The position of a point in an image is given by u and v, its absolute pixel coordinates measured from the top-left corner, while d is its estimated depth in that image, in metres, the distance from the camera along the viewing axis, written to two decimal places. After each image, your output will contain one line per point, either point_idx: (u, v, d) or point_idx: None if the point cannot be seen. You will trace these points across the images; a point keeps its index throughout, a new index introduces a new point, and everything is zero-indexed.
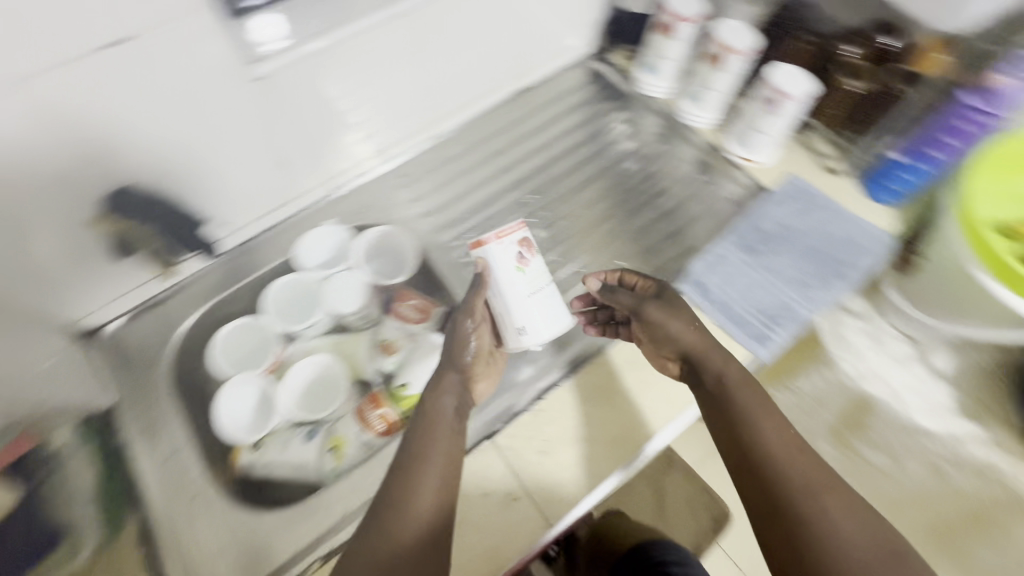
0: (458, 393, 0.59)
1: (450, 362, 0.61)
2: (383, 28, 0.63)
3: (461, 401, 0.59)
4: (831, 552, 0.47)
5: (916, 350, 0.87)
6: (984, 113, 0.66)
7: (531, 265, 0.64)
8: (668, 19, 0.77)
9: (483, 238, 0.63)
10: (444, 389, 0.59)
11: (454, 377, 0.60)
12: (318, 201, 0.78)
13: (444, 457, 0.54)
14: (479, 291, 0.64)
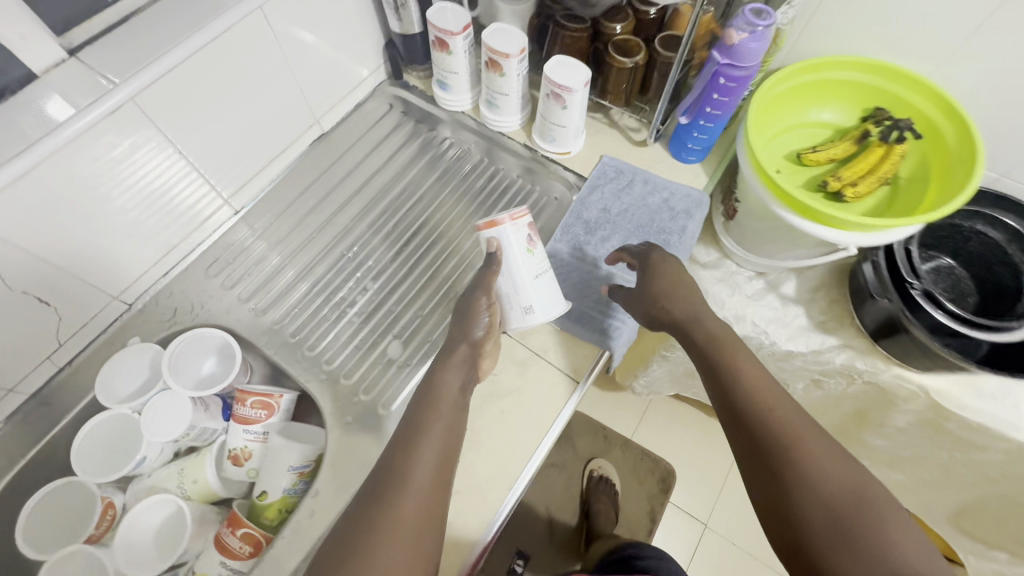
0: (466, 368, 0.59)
1: (462, 333, 0.61)
2: (129, 118, 0.56)
3: (467, 378, 0.59)
4: (806, 479, 0.46)
5: (766, 282, 0.93)
6: (735, 74, 0.62)
7: (538, 249, 0.66)
8: (438, 35, 0.72)
9: (497, 219, 0.64)
10: (450, 369, 0.58)
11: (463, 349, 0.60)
12: (123, 314, 0.69)
13: (440, 437, 0.53)
14: (494, 271, 0.64)
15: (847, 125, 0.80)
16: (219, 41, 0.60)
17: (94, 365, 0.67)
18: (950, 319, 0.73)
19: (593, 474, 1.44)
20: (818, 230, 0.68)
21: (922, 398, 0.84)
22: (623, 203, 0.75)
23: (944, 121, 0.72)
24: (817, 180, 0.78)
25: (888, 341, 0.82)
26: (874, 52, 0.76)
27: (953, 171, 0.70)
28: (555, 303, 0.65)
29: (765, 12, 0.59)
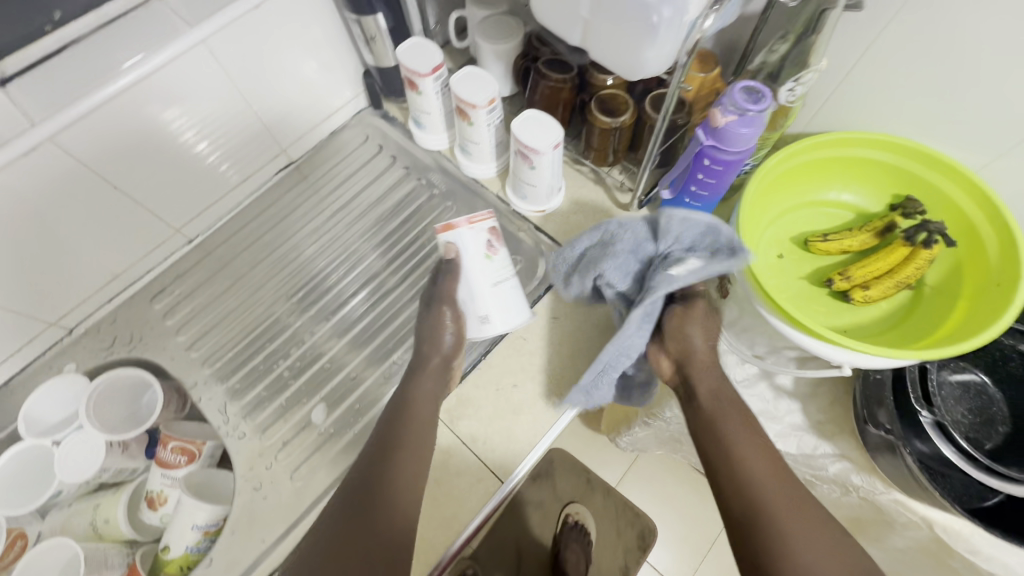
0: (437, 381, 0.60)
1: (433, 347, 0.61)
2: (53, 160, 0.55)
3: (439, 385, 0.60)
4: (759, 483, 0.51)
5: (760, 368, 0.82)
6: (722, 157, 0.56)
7: (498, 254, 0.64)
8: (407, 75, 0.68)
9: (454, 223, 0.63)
10: (423, 377, 0.59)
11: (433, 360, 0.60)
12: (63, 338, 0.70)
13: (420, 431, 0.55)
14: (450, 281, 0.62)
15: (873, 210, 0.71)
16: (151, 80, 0.58)
17: (32, 386, 0.68)
18: (958, 456, 0.64)
19: (568, 517, 1.19)
20: (809, 341, 0.60)
21: (925, 530, 0.74)
22: (645, 253, 0.58)
23: (986, 226, 0.62)
24: (826, 273, 0.69)
25: (884, 462, 0.71)
26: (904, 131, 0.65)
27: (987, 297, 0.61)
28: (513, 311, 0.63)
29: (760, 92, 0.53)
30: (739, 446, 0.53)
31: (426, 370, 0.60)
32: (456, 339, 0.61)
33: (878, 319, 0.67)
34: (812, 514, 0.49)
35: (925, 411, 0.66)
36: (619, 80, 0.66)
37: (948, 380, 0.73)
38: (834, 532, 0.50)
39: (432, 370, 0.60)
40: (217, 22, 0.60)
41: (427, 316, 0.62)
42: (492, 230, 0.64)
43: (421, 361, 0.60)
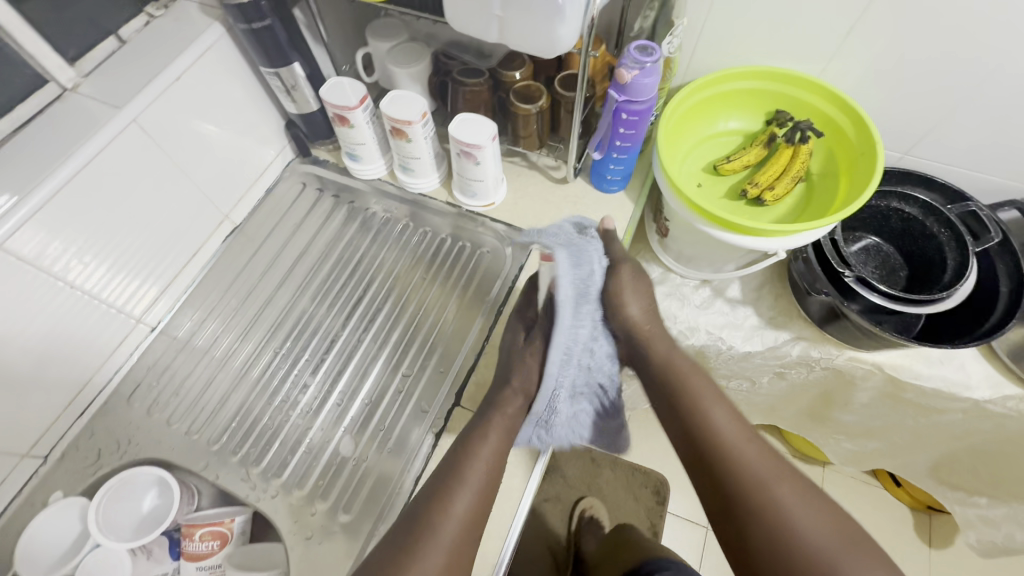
0: (503, 432, 0.62)
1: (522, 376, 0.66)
2: (5, 270, 0.54)
3: (512, 425, 0.63)
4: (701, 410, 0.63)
5: (712, 288, 0.94)
6: (634, 108, 0.66)
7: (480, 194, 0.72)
8: (336, 112, 0.72)
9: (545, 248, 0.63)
10: (490, 433, 0.61)
11: (516, 399, 0.64)
12: (39, 468, 0.64)
13: (484, 472, 0.58)
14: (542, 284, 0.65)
15: (755, 129, 0.85)
16: (91, 168, 0.58)
17: (15, 532, 0.61)
18: (883, 298, 0.77)
19: (584, 513, 1.24)
20: (746, 240, 0.71)
21: (878, 374, 0.88)
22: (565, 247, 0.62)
23: (840, 115, 0.77)
24: (737, 188, 0.81)
25: (831, 326, 0.85)
26: (757, 60, 0.80)
27: (858, 167, 0.76)
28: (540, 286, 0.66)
29: (650, 48, 0.64)
30: (704, 393, 0.64)
31: (490, 424, 0.62)
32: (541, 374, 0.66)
33: (788, 212, 0.80)
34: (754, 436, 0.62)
35: (848, 271, 0.79)
36: (526, 72, 0.75)
37: (853, 250, 0.89)
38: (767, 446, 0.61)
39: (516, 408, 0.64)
40: (143, 101, 0.61)
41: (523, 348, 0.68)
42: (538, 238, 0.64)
43: (487, 420, 0.62)
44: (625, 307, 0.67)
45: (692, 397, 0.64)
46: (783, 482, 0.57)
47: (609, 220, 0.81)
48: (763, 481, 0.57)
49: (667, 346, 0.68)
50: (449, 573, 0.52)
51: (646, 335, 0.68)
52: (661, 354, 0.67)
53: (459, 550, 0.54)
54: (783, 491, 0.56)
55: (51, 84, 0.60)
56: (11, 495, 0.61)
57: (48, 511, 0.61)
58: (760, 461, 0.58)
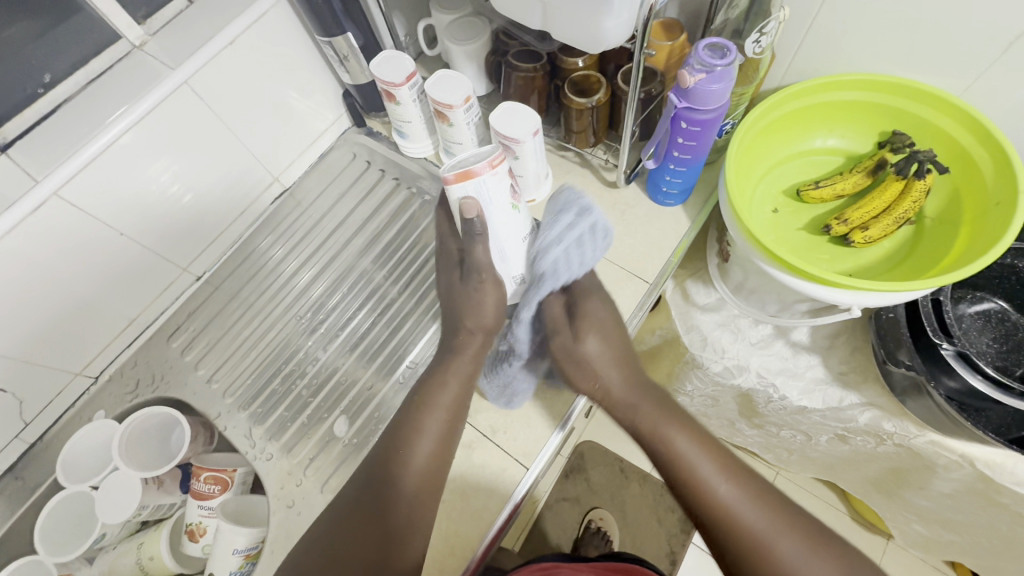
0: (464, 379, 0.61)
1: (475, 321, 0.63)
2: (61, 214, 0.59)
3: (475, 368, 0.62)
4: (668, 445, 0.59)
5: (774, 328, 0.82)
6: (695, 117, 0.56)
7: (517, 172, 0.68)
8: (383, 88, 0.69)
9: (473, 168, 0.55)
10: (450, 381, 0.60)
11: (473, 340, 0.63)
12: (90, 386, 0.74)
13: (443, 422, 0.58)
14: (479, 239, 0.59)
15: (861, 150, 0.71)
16: (143, 125, 0.62)
17: (64, 437, 0.73)
18: (987, 385, 0.63)
19: (590, 523, 1.16)
20: (811, 287, 0.60)
21: (967, 468, 0.71)
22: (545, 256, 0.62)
23: (978, 147, 0.62)
24: (823, 220, 0.69)
25: (914, 403, 0.70)
26: (877, 66, 0.65)
27: (989, 217, 0.60)
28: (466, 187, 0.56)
29: (725, 48, 0.54)
30: (683, 445, 0.59)
31: (450, 370, 0.61)
32: (497, 308, 0.63)
33: (883, 258, 0.66)
34: (747, 477, 0.58)
35: (945, 343, 0.64)
36: (589, 60, 0.68)
37: (967, 312, 0.72)
38: (761, 484, 0.58)
39: (476, 342, 0.63)
40: (197, 61, 0.63)
41: (468, 288, 0.63)
42: (494, 160, 0.55)
43: (446, 368, 0.62)
44: (584, 379, 0.62)
45: (670, 451, 0.59)
46: (788, 534, 0.55)
47: (658, 235, 0.72)
48: (763, 537, 0.54)
49: (642, 401, 0.61)
50: (410, 519, 0.54)
51: (602, 396, 0.62)
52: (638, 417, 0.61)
53: (419, 498, 0.55)
54: (788, 546, 0.54)
55: (122, 41, 0.64)
56: (69, 403, 0.73)
57: (81, 431, 0.68)
58: (755, 512, 0.55)
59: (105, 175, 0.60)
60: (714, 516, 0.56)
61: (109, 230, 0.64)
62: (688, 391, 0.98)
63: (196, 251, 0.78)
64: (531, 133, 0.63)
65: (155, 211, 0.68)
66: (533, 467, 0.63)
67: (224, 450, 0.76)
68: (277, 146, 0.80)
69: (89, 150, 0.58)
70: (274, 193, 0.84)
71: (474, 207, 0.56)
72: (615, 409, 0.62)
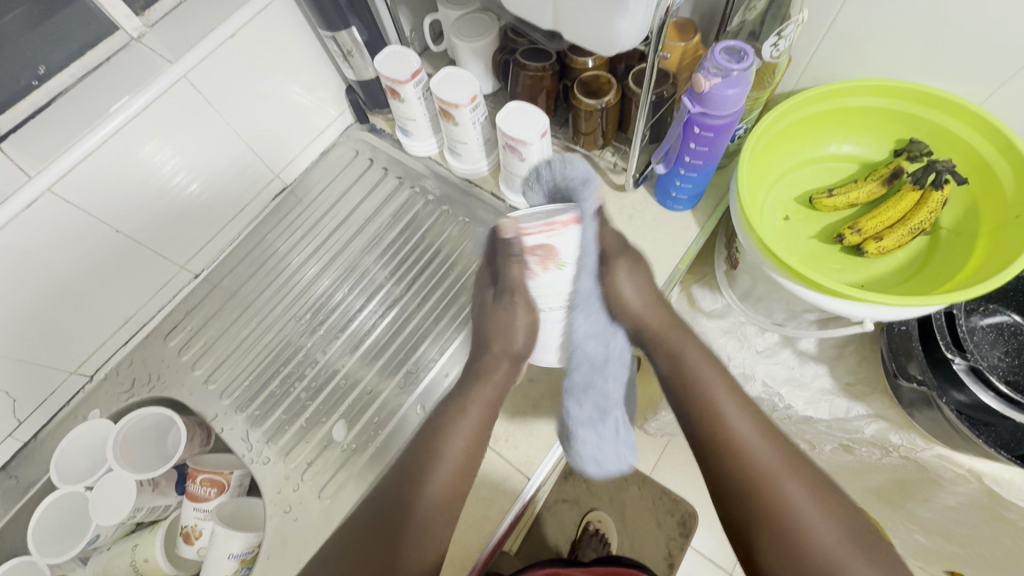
0: (485, 406, 0.59)
1: (504, 345, 0.60)
2: (55, 210, 0.57)
3: (498, 399, 0.60)
4: (687, 372, 0.59)
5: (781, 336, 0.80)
6: (710, 123, 0.55)
7: (522, 167, 0.66)
8: (388, 84, 0.68)
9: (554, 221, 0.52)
10: (470, 408, 0.58)
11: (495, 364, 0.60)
12: (85, 384, 0.73)
13: (467, 443, 0.57)
14: (515, 257, 0.55)
15: (876, 158, 0.69)
16: (140, 121, 0.60)
17: (59, 435, 0.72)
18: (998, 401, 0.61)
19: (589, 525, 1.15)
20: (823, 299, 0.59)
21: (974, 482, 0.70)
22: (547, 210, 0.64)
23: (998, 158, 0.60)
24: (835, 229, 0.67)
25: (923, 416, 0.69)
26: (896, 72, 0.64)
27: (1007, 230, 0.59)
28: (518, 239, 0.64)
29: (742, 51, 0.52)
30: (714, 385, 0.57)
31: (474, 394, 0.59)
32: (528, 332, 0.59)
33: (895, 270, 0.65)
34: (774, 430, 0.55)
35: (958, 358, 0.63)
36: (599, 60, 0.66)
37: (980, 325, 0.70)
38: (779, 435, 0.55)
39: (503, 369, 0.61)
40: (197, 54, 0.61)
41: (497, 307, 0.60)
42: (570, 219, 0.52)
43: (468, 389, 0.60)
44: (621, 311, 0.61)
45: (699, 386, 0.58)
46: (794, 478, 0.52)
47: (666, 241, 0.70)
48: (771, 473, 0.51)
49: (683, 334, 0.61)
50: (429, 537, 0.53)
51: (653, 329, 0.62)
52: (671, 342, 0.61)
53: (438, 519, 0.54)
54: (794, 487, 0.51)
55: (120, 33, 0.63)
56: (64, 401, 0.72)
57: (75, 430, 0.67)
58: (768, 451, 0.53)
59: (101, 170, 0.59)
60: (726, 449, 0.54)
61: (104, 226, 0.63)
62: None
63: (195, 247, 0.76)
64: (539, 133, 0.62)
65: (152, 206, 0.67)
66: (534, 476, 0.62)
67: (221, 450, 0.75)
68: (278, 142, 0.78)
69: (87, 145, 0.57)
70: (274, 188, 0.82)
71: (511, 226, 0.53)
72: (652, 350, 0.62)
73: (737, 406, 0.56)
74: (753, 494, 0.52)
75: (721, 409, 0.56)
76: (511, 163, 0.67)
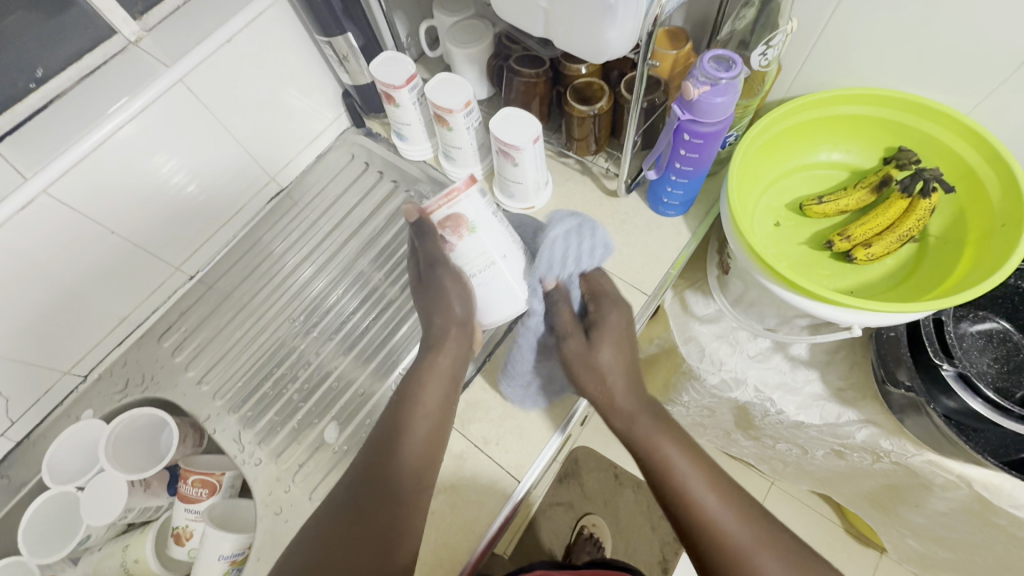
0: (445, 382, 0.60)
1: (445, 316, 0.62)
2: (49, 212, 0.58)
3: (456, 369, 0.62)
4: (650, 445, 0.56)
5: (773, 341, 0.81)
6: (699, 129, 0.55)
7: (515, 174, 0.67)
8: (383, 89, 0.68)
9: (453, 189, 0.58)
10: (431, 381, 0.60)
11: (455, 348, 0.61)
12: (78, 385, 0.73)
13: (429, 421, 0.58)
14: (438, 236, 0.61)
15: (866, 165, 0.70)
16: (137, 123, 0.61)
17: (52, 435, 0.72)
18: (986, 407, 0.62)
19: (583, 529, 1.14)
20: (812, 305, 0.60)
21: (964, 488, 0.70)
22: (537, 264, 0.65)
23: (985, 166, 0.61)
24: (826, 235, 0.68)
25: (913, 422, 0.69)
26: (885, 80, 0.64)
27: (994, 238, 0.59)
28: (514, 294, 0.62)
29: (730, 60, 0.53)
30: (674, 452, 0.55)
31: (434, 371, 0.61)
32: (464, 302, 0.62)
33: (885, 276, 0.66)
34: (738, 495, 0.54)
35: (947, 363, 0.63)
36: (592, 67, 0.67)
37: (969, 331, 0.71)
38: (747, 499, 0.53)
39: (453, 338, 0.62)
40: (194, 58, 0.62)
41: (428, 289, 0.63)
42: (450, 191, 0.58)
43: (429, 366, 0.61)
44: (592, 382, 0.60)
45: (659, 458, 0.55)
46: (769, 547, 0.50)
47: (658, 246, 0.71)
48: (745, 548, 0.49)
49: (636, 404, 0.59)
50: (400, 514, 0.52)
51: (603, 399, 0.60)
52: (637, 426, 0.57)
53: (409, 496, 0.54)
54: (771, 561, 0.49)
55: (118, 36, 0.63)
56: (57, 401, 0.72)
57: (67, 430, 0.68)
58: (741, 527, 0.51)
59: (96, 172, 0.59)
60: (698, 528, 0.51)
61: (99, 227, 0.63)
62: (685, 401, 0.97)
63: (191, 248, 0.77)
64: (531, 139, 0.62)
65: (148, 208, 0.67)
66: (525, 479, 0.62)
67: (213, 452, 0.75)
68: (274, 145, 0.79)
69: (83, 148, 0.57)
70: (270, 190, 0.83)
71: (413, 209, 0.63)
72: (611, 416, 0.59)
73: (702, 475, 0.54)
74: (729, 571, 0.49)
75: (685, 480, 0.53)
76: (505, 169, 0.68)
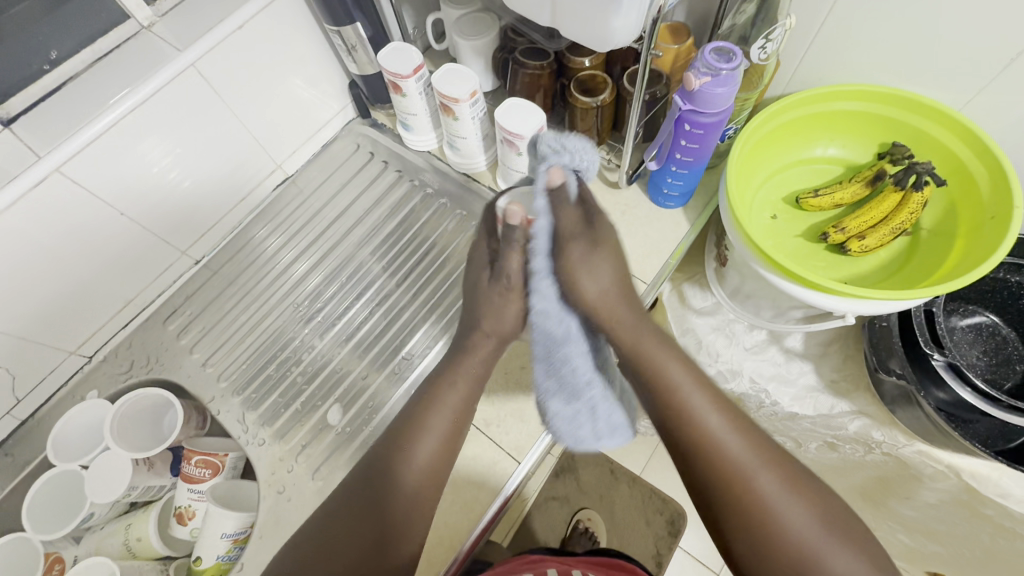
0: (472, 377, 0.61)
1: None
2: (63, 192, 0.59)
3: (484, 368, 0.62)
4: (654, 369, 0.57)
5: (768, 333, 0.82)
6: (701, 120, 0.57)
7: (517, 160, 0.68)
8: (390, 79, 0.70)
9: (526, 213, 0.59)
10: (457, 379, 0.60)
11: (469, 331, 0.63)
12: (84, 365, 0.74)
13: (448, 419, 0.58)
14: (514, 247, 0.59)
15: (861, 160, 0.72)
16: (145, 108, 0.61)
17: (57, 414, 0.73)
18: (977, 397, 0.64)
19: (579, 523, 1.15)
20: (808, 295, 0.61)
21: (952, 479, 0.71)
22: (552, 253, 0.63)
23: (975, 162, 0.63)
24: (821, 228, 0.70)
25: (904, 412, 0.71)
26: (879, 78, 0.66)
27: (983, 230, 0.61)
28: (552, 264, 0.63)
29: (731, 52, 0.55)
30: (674, 375, 0.57)
31: (459, 370, 0.61)
32: (512, 314, 0.62)
33: (877, 267, 0.67)
34: (741, 420, 0.56)
35: (937, 355, 0.65)
36: (596, 60, 0.68)
37: (958, 325, 0.73)
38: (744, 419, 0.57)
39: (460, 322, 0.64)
40: (205, 44, 0.63)
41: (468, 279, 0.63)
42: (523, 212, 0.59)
43: (453, 365, 0.61)
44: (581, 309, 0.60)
45: (660, 376, 0.57)
46: (766, 467, 0.53)
47: (657, 237, 0.72)
48: (743, 467, 0.53)
49: (639, 328, 0.60)
50: (415, 492, 0.55)
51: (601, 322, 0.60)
52: (629, 341, 0.59)
53: (420, 489, 0.56)
54: (766, 479, 0.52)
55: (131, 21, 0.64)
56: (63, 381, 0.73)
57: (77, 406, 0.69)
58: (740, 445, 0.54)
59: (104, 153, 0.60)
60: (698, 443, 0.54)
61: (106, 209, 0.64)
62: None
63: (196, 233, 0.77)
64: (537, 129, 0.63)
65: (155, 192, 0.68)
66: (525, 461, 0.64)
67: (216, 434, 0.76)
68: (281, 133, 0.80)
69: (94, 133, 0.58)
70: (275, 178, 0.83)
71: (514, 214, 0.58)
72: (615, 337, 0.60)
73: (704, 395, 0.56)
74: (726, 494, 0.53)
75: (683, 397, 0.56)
76: (507, 156, 0.69)
